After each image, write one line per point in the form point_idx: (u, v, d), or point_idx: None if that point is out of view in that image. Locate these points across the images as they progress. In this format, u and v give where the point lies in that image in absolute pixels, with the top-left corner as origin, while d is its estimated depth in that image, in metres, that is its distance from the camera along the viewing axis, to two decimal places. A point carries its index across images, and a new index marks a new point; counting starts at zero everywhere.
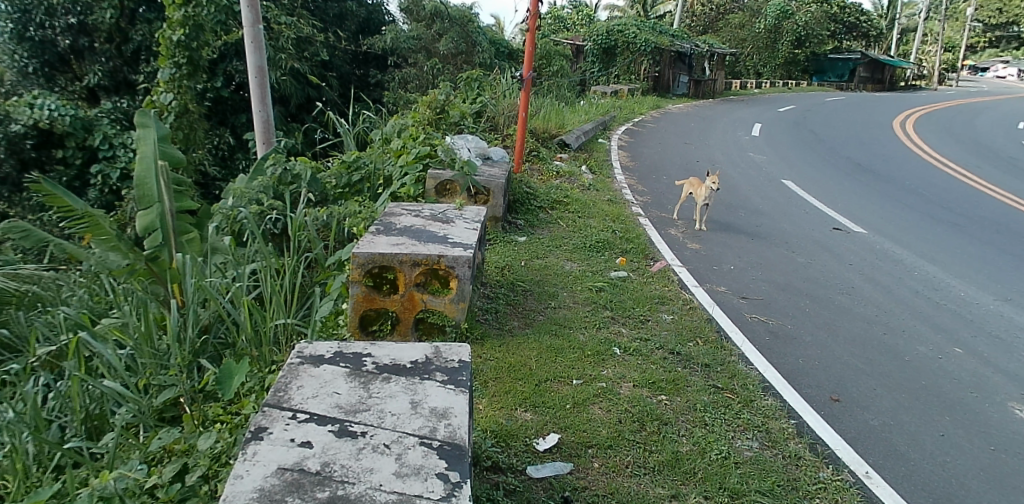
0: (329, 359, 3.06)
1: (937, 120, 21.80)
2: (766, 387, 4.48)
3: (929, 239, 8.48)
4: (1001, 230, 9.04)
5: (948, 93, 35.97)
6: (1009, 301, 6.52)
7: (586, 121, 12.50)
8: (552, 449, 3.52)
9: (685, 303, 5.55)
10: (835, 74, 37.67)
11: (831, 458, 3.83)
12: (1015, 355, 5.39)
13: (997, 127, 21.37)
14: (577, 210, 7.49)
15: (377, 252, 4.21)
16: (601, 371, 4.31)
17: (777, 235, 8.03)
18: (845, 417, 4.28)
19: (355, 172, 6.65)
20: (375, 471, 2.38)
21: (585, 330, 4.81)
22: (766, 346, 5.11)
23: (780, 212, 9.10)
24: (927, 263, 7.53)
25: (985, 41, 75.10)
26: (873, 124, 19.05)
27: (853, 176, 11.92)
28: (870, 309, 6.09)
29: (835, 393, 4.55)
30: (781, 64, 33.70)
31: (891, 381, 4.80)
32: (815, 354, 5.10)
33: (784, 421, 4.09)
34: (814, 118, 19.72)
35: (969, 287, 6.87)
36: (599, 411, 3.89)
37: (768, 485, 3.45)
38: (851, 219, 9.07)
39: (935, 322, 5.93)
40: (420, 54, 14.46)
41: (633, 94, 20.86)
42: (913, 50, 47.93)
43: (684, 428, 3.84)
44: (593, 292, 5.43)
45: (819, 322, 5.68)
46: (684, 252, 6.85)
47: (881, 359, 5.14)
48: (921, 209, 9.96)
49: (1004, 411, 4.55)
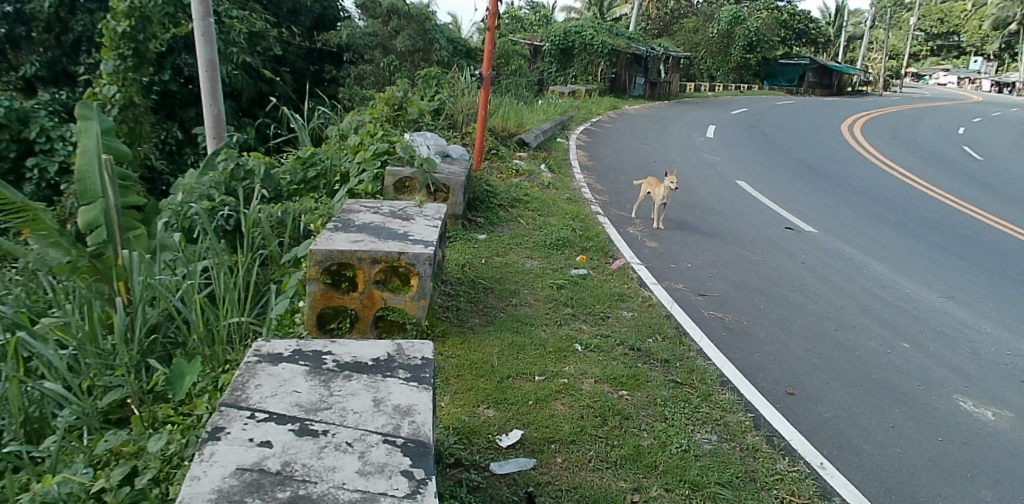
0: (288, 358, 2.98)
1: (884, 124, 22.53)
2: (724, 381, 4.56)
3: (875, 238, 8.76)
4: (944, 231, 9.40)
5: (892, 98, 37.30)
6: (951, 298, 6.79)
7: (544, 120, 12.53)
8: (515, 445, 3.51)
9: (644, 300, 5.60)
10: (785, 79, 38.60)
11: (786, 449, 3.92)
12: (956, 349, 5.62)
13: (939, 131, 22.21)
14: (537, 208, 7.50)
15: (335, 250, 4.13)
16: (562, 367, 4.31)
17: (732, 234, 8.18)
18: (799, 410, 4.38)
19: (311, 168, 6.56)
20: (337, 469, 2.33)
21: (546, 327, 4.81)
22: (722, 342, 5.20)
23: (734, 212, 9.27)
24: (874, 261, 7.78)
25: (925, 50, 78.23)
26: (822, 128, 19.60)
27: (804, 177, 12.23)
28: (821, 305, 6.26)
29: (789, 387, 4.66)
30: (734, 68, 34.38)
31: (842, 374, 4.94)
32: (770, 348, 5.21)
33: (741, 414, 4.16)
34: (766, 121, 20.20)
35: (914, 284, 7.13)
36: (561, 407, 3.89)
37: (727, 477, 3.51)
38: (802, 219, 9.30)
39: (883, 318, 6.13)
40: (376, 50, 14.34)
41: (590, 95, 21.02)
42: (859, 56, 49.56)
43: (644, 422, 3.88)
44: (553, 290, 5.44)
45: (773, 318, 5.81)
46: (643, 250, 6.93)
47: (832, 353, 5.28)
48: (868, 210, 10.29)
49: (949, 403, 4.73)
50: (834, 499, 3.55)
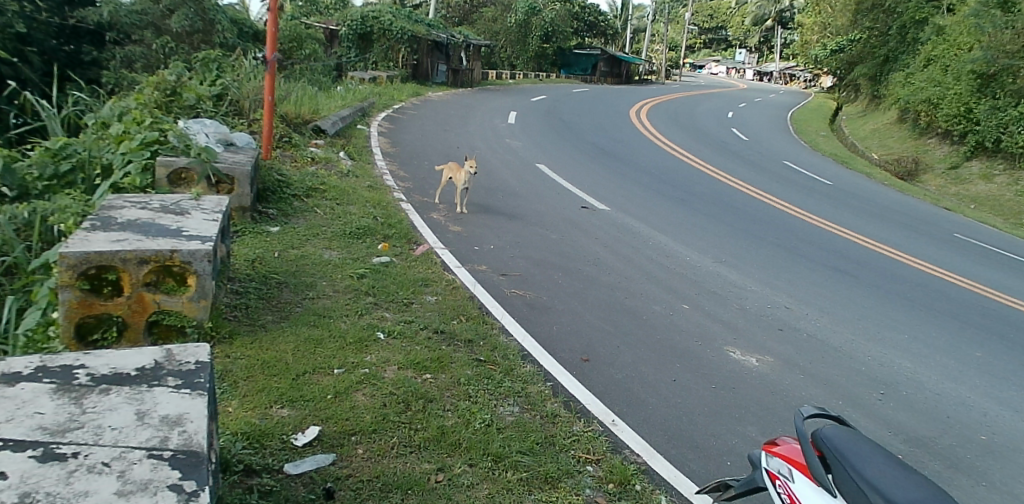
0: (27, 377, 2.58)
1: (666, 110, 24.69)
2: (524, 355, 4.72)
3: (660, 213, 9.58)
4: (715, 204, 10.53)
5: (672, 86, 41.00)
6: (723, 264, 7.62)
7: (342, 106, 12.15)
8: (312, 442, 3.35)
9: (448, 283, 5.63)
10: (580, 68, 40.74)
11: (582, 412, 4.15)
12: (726, 308, 6.31)
13: (711, 116, 24.79)
14: (335, 197, 7.25)
15: (93, 251, 3.67)
16: (363, 357, 4.21)
17: (532, 214, 8.50)
18: (594, 374, 4.66)
19: (64, 161, 5.70)
20: (90, 493, 2.06)
21: (346, 318, 4.66)
22: (523, 318, 5.38)
23: (534, 194, 9.65)
24: (659, 234, 8.49)
25: (699, 43, 86.78)
26: (613, 114, 21.04)
27: (597, 159, 13.04)
28: (613, 276, 6.72)
29: (585, 354, 4.94)
30: (532, 57, 35.80)
31: (631, 338, 5.34)
32: (567, 320, 5.49)
33: (541, 384, 4.34)
34: (563, 108, 21.26)
35: (692, 253, 7.90)
36: (362, 397, 3.79)
37: (528, 445, 3.63)
38: (596, 198, 9.91)
39: (666, 284, 6.72)
40: (148, 31, 13.02)
41: (392, 81, 20.77)
42: (643, 48, 53.85)
43: (448, 403, 3.90)
44: (354, 280, 5.29)
45: (571, 291, 6.12)
46: (446, 235, 6.97)
47: (623, 319, 5.68)
48: (652, 187, 11.20)
49: (721, 355, 5.30)
50: (624, 452, 3.82)
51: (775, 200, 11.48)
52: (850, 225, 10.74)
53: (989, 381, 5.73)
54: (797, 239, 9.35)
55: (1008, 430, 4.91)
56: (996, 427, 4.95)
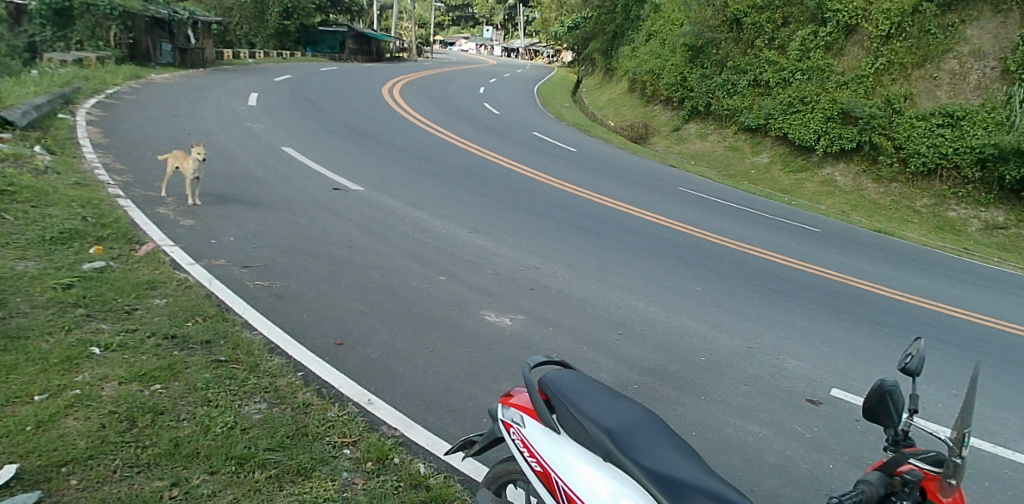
0: None
1: (418, 87, 24.91)
2: (272, 348, 4.50)
3: (414, 189, 9.67)
4: (468, 176, 10.90)
5: (422, 63, 41.44)
6: (476, 233, 7.93)
7: (36, 93, 10.45)
8: (9, 484, 2.89)
9: (179, 283, 5.16)
10: (328, 46, 39.77)
11: (336, 396, 4.07)
12: (479, 275, 6.60)
13: (462, 91, 25.53)
14: (30, 199, 6.23)
15: None
16: (74, 378, 3.70)
17: (278, 200, 8.09)
18: (347, 357, 4.60)
19: None
20: None
21: (51, 337, 4.06)
22: (268, 310, 5.11)
23: (280, 179, 9.18)
24: (413, 209, 8.58)
25: (446, 20, 88.43)
26: (364, 92, 20.71)
27: (348, 138, 12.77)
28: (367, 256, 6.66)
29: (338, 338, 4.84)
30: (273, 35, 33.93)
31: (385, 315, 5.34)
32: (317, 306, 5.33)
33: (291, 375, 4.17)
34: (310, 87, 20.45)
35: (447, 225, 8.12)
36: (75, 423, 3.33)
37: (278, 440, 3.48)
38: (348, 179, 9.71)
39: (421, 258, 6.83)
40: None
41: (104, 63, 18.34)
42: (391, 26, 53.60)
43: (184, 411, 3.59)
44: (59, 291, 4.62)
45: (322, 276, 5.95)
46: (177, 231, 6.37)
47: (377, 297, 5.67)
48: (408, 164, 11.25)
49: (475, 320, 5.54)
50: (380, 429, 3.83)
51: (524, 168, 12.21)
52: (592, 186, 11.80)
53: (704, 310, 6.70)
54: (546, 203, 10.05)
55: (720, 350, 5.80)
56: (711, 348, 5.81)
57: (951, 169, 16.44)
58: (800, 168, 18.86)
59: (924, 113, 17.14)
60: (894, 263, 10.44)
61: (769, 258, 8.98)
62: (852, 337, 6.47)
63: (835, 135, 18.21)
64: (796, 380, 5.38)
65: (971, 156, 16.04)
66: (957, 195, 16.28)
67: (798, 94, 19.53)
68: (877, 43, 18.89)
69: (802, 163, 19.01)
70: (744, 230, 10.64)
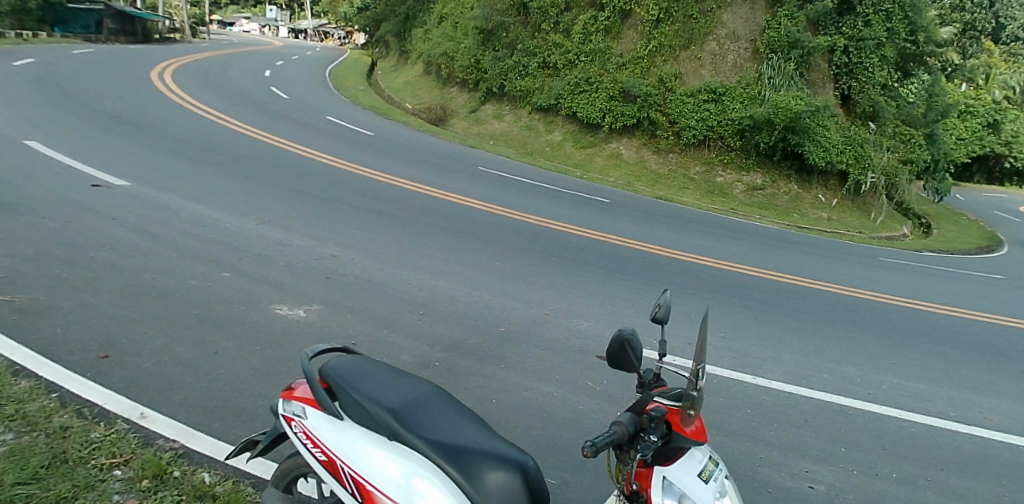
0: None
1: (193, 70, 22.96)
2: (19, 371, 3.96)
3: (192, 181, 8.96)
4: (255, 165, 10.32)
5: (198, 45, 38.26)
6: (266, 225, 7.57)
7: None
8: None
9: None
10: (81, 25, 35.92)
11: (102, 414, 3.69)
12: (270, 269, 6.31)
13: (245, 74, 23.98)
14: None
15: None
16: None
17: (23, 202, 7.08)
18: (116, 370, 4.18)
19: None
20: None
21: None
22: (8, 328, 4.46)
23: (25, 177, 8.03)
24: (192, 203, 7.96)
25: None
26: (128, 76, 18.66)
27: (110, 128, 11.46)
28: (137, 257, 6.06)
29: (103, 351, 4.38)
30: (8, 13, 29.42)
31: (161, 320, 4.93)
32: (76, 318, 4.77)
33: (45, 398, 3.71)
34: (59, 72, 18.00)
35: (232, 218, 7.64)
36: None
37: (29, 472, 3.08)
38: (112, 174, 8.74)
39: (202, 255, 6.37)
40: None
41: None
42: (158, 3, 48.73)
43: None
44: None
45: (81, 284, 5.32)
46: None
47: (151, 302, 5.20)
48: (183, 154, 10.33)
49: (267, 315, 5.31)
50: (157, 442, 3.54)
51: (316, 153, 11.81)
52: (389, 170, 11.69)
53: (503, 284, 6.98)
54: (342, 188, 9.79)
55: (519, 319, 6.09)
56: (510, 319, 6.08)
57: (716, 139, 18.89)
58: (589, 143, 20.31)
59: (692, 90, 19.30)
60: (669, 226, 11.61)
61: (562, 229, 9.60)
62: (635, 297, 7.12)
63: (618, 113, 19.74)
64: (588, 339, 5.83)
65: (732, 128, 18.61)
66: (722, 162, 18.83)
67: (584, 75, 20.80)
68: (648, 26, 20.47)
69: (590, 139, 20.46)
70: (538, 204, 11.19)
